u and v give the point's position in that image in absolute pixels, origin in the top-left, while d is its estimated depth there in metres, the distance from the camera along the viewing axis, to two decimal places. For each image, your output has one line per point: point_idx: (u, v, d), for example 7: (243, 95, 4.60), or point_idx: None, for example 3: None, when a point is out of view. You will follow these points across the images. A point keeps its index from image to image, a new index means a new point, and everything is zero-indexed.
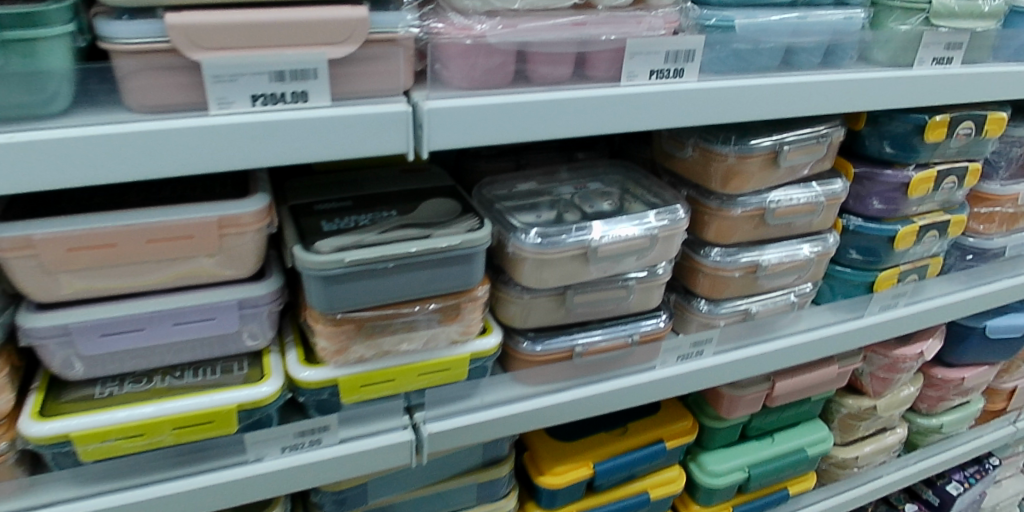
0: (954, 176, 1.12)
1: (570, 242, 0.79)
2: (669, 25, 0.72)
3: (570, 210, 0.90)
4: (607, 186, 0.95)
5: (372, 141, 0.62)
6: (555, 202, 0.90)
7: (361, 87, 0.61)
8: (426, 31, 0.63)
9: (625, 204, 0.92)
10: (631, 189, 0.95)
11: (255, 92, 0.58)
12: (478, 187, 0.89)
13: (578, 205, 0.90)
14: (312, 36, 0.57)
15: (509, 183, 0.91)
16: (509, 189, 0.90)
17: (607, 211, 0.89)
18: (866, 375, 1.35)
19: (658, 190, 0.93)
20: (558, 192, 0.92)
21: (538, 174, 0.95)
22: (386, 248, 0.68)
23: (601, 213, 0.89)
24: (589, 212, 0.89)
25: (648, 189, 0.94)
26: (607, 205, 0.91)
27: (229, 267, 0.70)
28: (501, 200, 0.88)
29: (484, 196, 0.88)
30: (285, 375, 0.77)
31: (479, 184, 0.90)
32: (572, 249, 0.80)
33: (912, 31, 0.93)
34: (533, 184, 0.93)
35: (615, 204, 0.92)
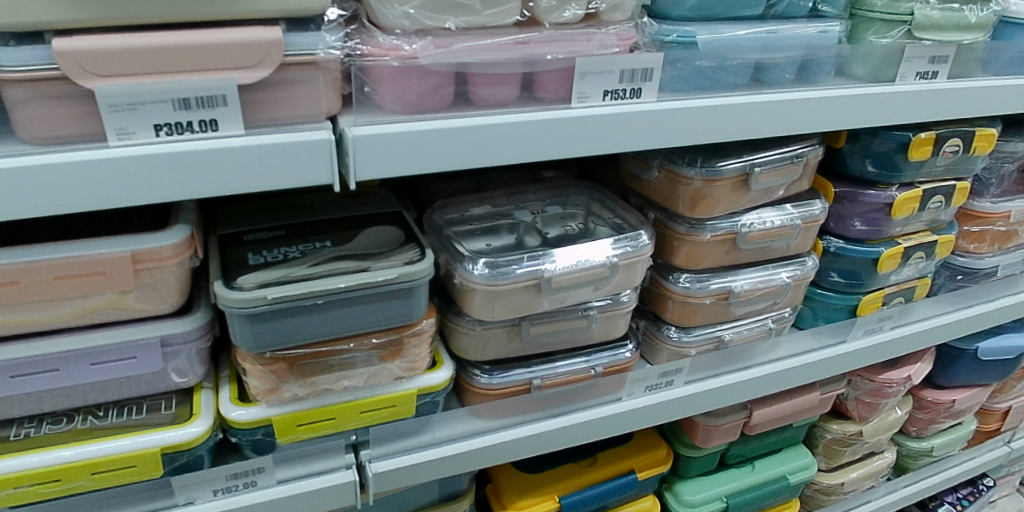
0: (941, 196, 1.07)
1: (521, 272, 0.76)
2: (623, 42, 0.67)
3: (530, 234, 0.85)
4: (571, 209, 0.90)
5: (292, 172, 0.57)
6: (513, 226, 0.86)
7: (279, 114, 0.57)
8: (353, 51, 0.59)
9: (588, 228, 0.87)
10: (596, 212, 0.90)
11: (159, 122, 0.53)
12: (430, 211, 0.85)
13: (537, 229, 0.86)
14: (218, 60, 0.52)
15: (464, 206, 0.87)
16: (463, 213, 0.86)
17: (567, 235, 0.85)
18: (851, 400, 1.32)
19: (624, 211, 0.88)
20: (517, 215, 0.87)
21: (497, 196, 0.91)
22: (314, 284, 0.63)
23: (561, 237, 0.84)
24: (549, 237, 0.85)
25: (613, 211, 0.89)
26: (567, 229, 0.86)
27: (149, 303, 0.65)
28: (454, 225, 0.83)
29: (435, 222, 0.83)
30: (216, 415, 0.72)
31: (431, 208, 0.85)
32: (524, 280, 0.76)
33: (893, 45, 0.87)
34: (490, 207, 0.88)
35: (577, 229, 0.87)
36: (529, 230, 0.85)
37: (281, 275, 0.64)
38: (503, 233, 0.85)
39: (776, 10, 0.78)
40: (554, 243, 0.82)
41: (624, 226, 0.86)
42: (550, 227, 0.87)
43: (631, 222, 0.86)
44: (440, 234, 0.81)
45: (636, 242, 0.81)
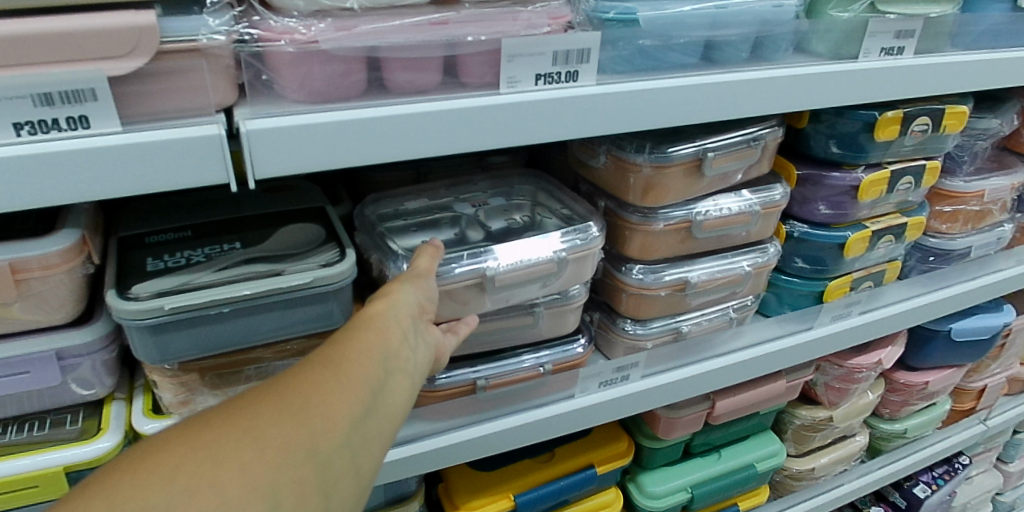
0: (910, 177, 1.02)
1: (460, 272, 0.71)
2: (555, 21, 0.62)
3: (473, 227, 0.80)
4: (519, 198, 0.85)
5: (180, 171, 0.51)
6: (455, 220, 0.80)
7: (160, 107, 0.51)
8: (243, 37, 0.53)
9: (535, 219, 0.82)
10: (546, 201, 0.85)
11: (17, 120, 0.47)
12: (361, 206, 0.79)
13: (486, 224, 0.80)
14: (80, 48, 0.46)
15: (404, 196, 0.82)
16: (396, 208, 0.80)
17: (514, 229, 0.80)
18: (820, 385, 1.29)
19: (577, 203, 0.83)
20: (460, 206, 0.82)
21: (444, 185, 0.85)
22: (218, 290, 0.58)
23: (509, 232, 0.79)
24: (493, 231, 0.80)
25: (568, 201, 0.84)
26: (514, 221, 0.81)
27: (39, 314, 0.60)
28: (388, 218, 0.79)
29: (366, 218, 0.78)
30: (126, 428, 0.67)
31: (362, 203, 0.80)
32: (465, 279, 0.72)
33: (854, 19, 0.82)
34: (427, 200, 0.83)
35: (523, 221, 0.81)
36: (472, 223, 0.80)
37: (182, 282, 0.60)
38: (442, 228, 0.79)
39: None
40: (500, 238, 0.78)
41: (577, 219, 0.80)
42: (493, 220, 0.81)
43: (582, 214, 0.81)
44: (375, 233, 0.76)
45: (588, 236, 0.77)
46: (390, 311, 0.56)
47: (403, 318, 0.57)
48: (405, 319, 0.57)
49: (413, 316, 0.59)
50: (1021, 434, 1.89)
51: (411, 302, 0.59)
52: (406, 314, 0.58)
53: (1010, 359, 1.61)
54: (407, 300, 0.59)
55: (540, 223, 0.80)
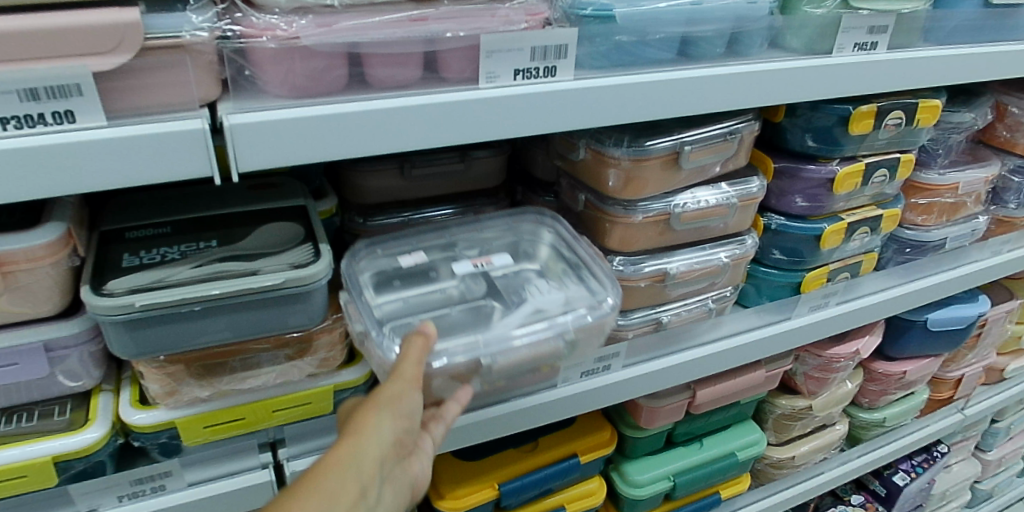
0: (885, 169, 1.05)
1: (452, 361, 0.68)
2: (533, 17, 0.63)
3: None
4: (526, 248, 0.83)
5: (164, 165, 0.52)
6: None
7: (144, 101, 0.52)
8: (225, 33, 0.54)
9: None
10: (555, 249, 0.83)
11: (4, 115, 0.48)
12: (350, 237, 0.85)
13: (490, 287, 0.77)
14: (64, 45, 0.47)
15: (406, 250, 0.80)
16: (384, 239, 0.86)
17: (521, 291, 0.77)
18: (800, 375, 1.32)
19: (590, 262, 0.80)
20: (462, 257, 0.80)
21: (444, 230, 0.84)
22: (190, 289, 0.59)
23: (513, 299, 0.75)
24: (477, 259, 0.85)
25: (579, 256, 0.81)
26: (520, 281, 0.78)
27: (26, 306, 0.60)
28: (382, 277, 0.77)
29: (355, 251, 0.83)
30: (114, 419, 0.69)
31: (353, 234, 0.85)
32: (461, 366, 0.68)
33: (827, 16, 0.84)
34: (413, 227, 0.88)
35: None
36: (478, 279, 0.78)
37: (158, 278, 0.60)
38: None
39: None
40: (502, 312, 0.74)
41: (588, 288, 0.77)
42: None
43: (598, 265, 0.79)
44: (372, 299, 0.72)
45: (599, 311, 0.73)
46: (359, 453, 0.53)
47: (370, 464, 0.53)
48: (374, 461, 0.54)
49: (385, 454, 0.55)
50: (999, 423, 1.92)
51: (382, 440, 0.55)
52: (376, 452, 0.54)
53: (987, 348, 1.64)
54: (378, 436, 0.55)
55: (548, 288, 0.77)
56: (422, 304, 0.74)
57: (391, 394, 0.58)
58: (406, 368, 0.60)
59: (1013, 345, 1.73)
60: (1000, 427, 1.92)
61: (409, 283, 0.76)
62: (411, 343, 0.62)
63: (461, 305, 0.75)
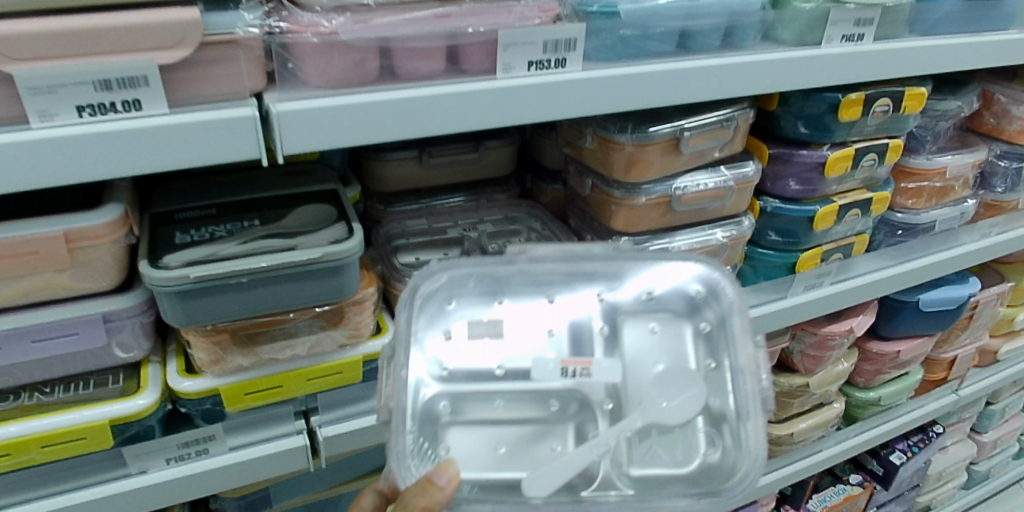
0: (874, 153, 1.11)
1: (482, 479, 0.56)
2: (545, 14, 0.69)
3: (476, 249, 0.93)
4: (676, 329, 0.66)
5: (219, 148, 0.59)
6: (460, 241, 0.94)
7: (202, 92, 0.58)
8: (273, 29, 0.61)
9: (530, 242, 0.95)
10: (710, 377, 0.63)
11: (81, 103, 0.54)
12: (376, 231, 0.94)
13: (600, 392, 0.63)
14: (135, 41, 0.54)
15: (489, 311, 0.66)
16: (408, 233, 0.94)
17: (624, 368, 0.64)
18: (797, 353, 1.38)
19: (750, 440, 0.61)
20: (588, 325, 0.66)
21: (546, 259, 0.66)
22: (237, 262, 0.65)
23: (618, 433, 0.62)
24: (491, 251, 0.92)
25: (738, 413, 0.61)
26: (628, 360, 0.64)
27: (88, 280, 0.67)
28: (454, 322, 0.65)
29: (383, 242, 0.92)
30: (162, 387, 0.74)
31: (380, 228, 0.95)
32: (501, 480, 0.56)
33: (816, 9, 0.89)
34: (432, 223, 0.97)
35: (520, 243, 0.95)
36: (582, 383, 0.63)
37: (208, 253, 0.67)
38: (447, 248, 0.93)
39: None
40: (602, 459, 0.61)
41: (723, 457, 0.61)
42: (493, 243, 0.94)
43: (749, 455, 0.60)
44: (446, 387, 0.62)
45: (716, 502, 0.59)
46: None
47: None
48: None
49: None
50: (994, 405, 1.98)
51: None
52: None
53: (980, 330, 1.69)
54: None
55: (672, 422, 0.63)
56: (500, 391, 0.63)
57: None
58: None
59: (1005, 327, 1.78)
60: (995, 408, 1.98)
61: (502, 352, 0.64)
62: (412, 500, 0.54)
63: (556, 428, 0.62)
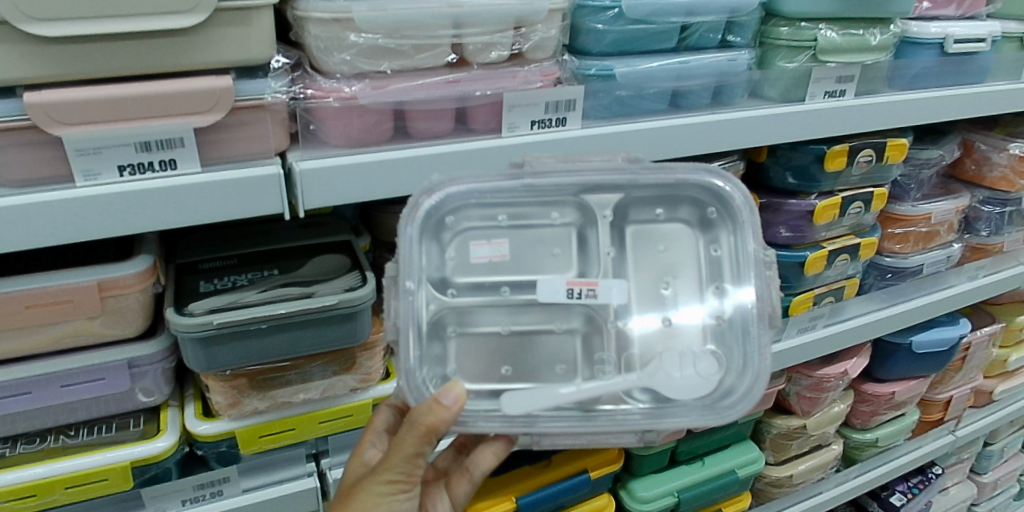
0: (860, 201, 1.16)
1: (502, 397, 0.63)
2: (546, 78, 0.74)
3: None
4: (684, 246, 0.70)
5: (246, 203, 0.63)
6: None
7: (232, 152, 0.64)
8: (298, 95, 0.66)
9: None
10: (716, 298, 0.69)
11: (122, 163, 0.59)
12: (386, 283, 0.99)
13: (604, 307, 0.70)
14: (173, 107, 0.59)
15: (496, 234, 0.68)
16: None
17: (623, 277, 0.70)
18: (793, 395, 1.41)
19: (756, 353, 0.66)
20: (596, 244, 0.70)
21: (556, 175, 0.65)
22: (258, 309, 0.69)
23: (623, 349, 0.69)
24: None
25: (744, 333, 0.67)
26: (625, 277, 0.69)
27: (117, 327, 0.70)
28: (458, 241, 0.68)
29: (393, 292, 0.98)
30: (181, 430, 0.77)
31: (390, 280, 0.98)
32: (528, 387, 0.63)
33: (800, 69, 0.95)
34: None
35: None
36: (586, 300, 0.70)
37: (230, 301, 0.71)
38: None
39: (688, 42, 0.86)
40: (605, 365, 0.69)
41: (727, 374, 0.67)
42: None
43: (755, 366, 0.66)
44: (460, 300, 0.68)
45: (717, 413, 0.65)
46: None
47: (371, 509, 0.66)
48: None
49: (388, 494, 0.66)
50: (993, 446, 1.99)
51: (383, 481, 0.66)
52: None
53: (974, 371, 1.72)
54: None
55: (672, 336, 0.69)
56: (512, 303, 0.69)
57: (402, 468, 0.65)
58: (418, 430, 0.62)
59: (998, 368, 1.81)
60: (994, 449, 1.99)
61: (509, 267, 0.68)
62: (419, 416, 0.61)
63: (565, 340, 0.70)
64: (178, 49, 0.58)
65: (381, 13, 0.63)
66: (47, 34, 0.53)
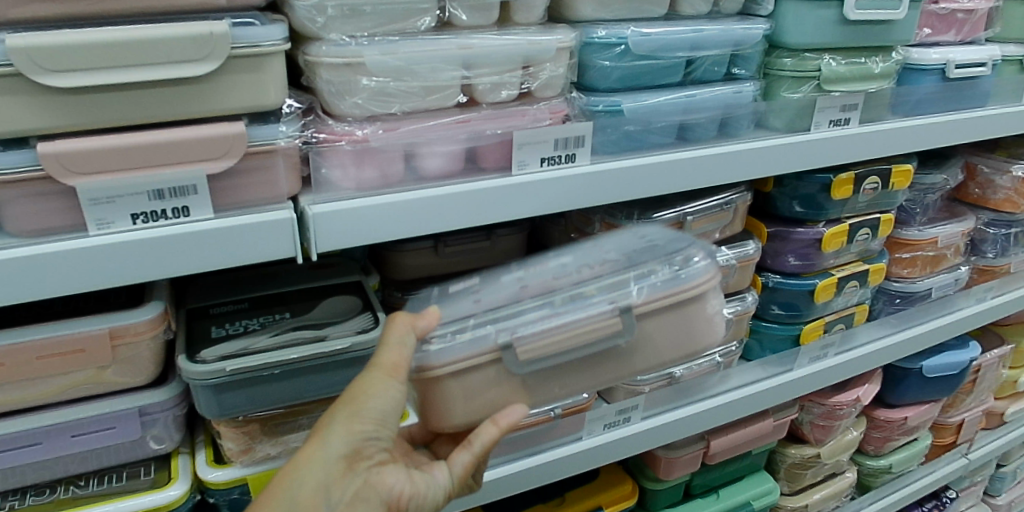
0: (867, 228, 1.15)
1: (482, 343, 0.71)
2: (555, 115, 0.75)
3: None
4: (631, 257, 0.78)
5: (258, 249, 0.63)
6: None
7: (244, 198, 0.63)
8: (310, 140, 0.66)
9: None
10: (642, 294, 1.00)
11: (135, 211, 0.59)
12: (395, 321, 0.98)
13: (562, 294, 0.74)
14: (186, 154, 0.59)
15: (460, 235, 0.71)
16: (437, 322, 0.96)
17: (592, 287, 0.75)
18: (807, 423, 1.39)
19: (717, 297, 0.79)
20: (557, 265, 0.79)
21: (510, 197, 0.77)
22: (270, 355, 0.69)
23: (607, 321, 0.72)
24: None
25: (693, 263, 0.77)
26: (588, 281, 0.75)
27: (128, 374, 0.70)
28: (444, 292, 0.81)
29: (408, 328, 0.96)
30: (192, 477, 0.76)
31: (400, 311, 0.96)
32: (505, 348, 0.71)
33: (804, 98, 0.96)
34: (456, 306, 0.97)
35: None
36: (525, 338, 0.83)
37: (242, 347, 0.70)
38: None
39: (694, 76, 0.86)
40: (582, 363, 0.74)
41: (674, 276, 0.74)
42: None
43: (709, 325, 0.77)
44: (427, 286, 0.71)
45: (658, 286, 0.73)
46: (358, 413, 0.60)
47: (371, 404, 0.61)
48: (367, 421, 0.61)
49: (387, 379, 0.62)
50: (1005, 467, 1.96)
51: (379, 367, 0.63)
52: (369, 409, 0.61)
53: (985, 393, 1.70)
54: (383, 397, 0.61)
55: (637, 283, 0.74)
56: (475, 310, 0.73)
57: (393, 355, 0.63)
58: (401, 329, 0.65)
59: (1009, 389, 1.79)
60: (1006, 471, 1.96)
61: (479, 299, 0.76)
62: (396, 320, 0.66)
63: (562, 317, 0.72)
64: (190, 96, 0.58)
65: (391, 57, 0.64)
66: (61, 85, 0.53)
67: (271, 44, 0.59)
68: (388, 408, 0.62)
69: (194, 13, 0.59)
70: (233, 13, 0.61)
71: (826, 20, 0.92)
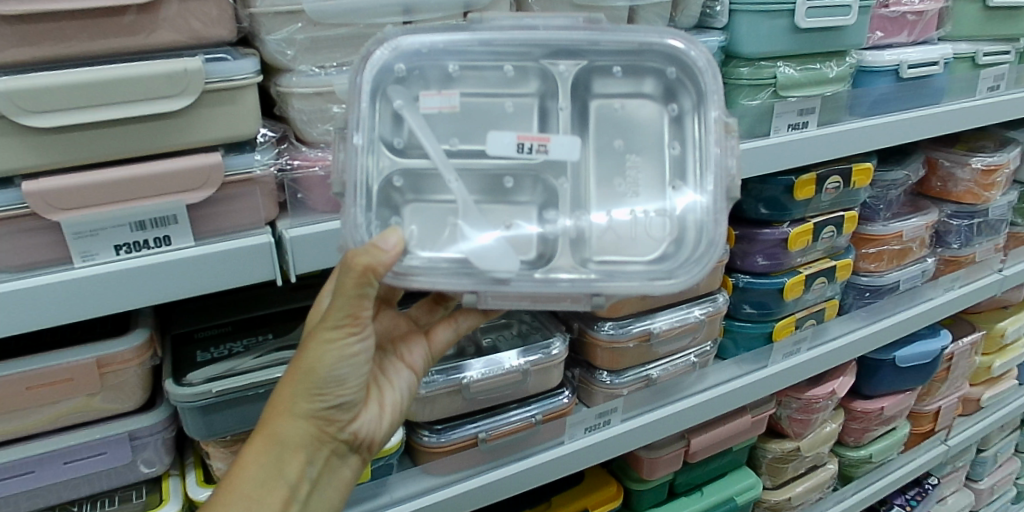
0: (831, 226, 1.20)
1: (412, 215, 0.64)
2: None
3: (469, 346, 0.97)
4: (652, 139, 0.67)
5: (239, 273, 0.66)
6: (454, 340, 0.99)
7: (223, 225, 0.66)
8: (284, 167, 0.69)
9: (525, 334, 0.99)
10: None
11: (118, 243, 0.61)
12: None
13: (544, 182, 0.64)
14: (165, 186, 0.61)
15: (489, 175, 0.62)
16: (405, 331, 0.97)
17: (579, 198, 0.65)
18: (785, 418, 1.43)
19: None
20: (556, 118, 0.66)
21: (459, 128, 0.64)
22: (255, 375, 0.72)
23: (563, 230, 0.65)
24: (483, 346, 0.97)
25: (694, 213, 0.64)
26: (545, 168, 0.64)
27: (115, 401, 0.72)
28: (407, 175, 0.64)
29: None
30: (183, 497, 0.78)
31: None
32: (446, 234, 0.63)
33: (762, 105, 1.00)
34: None
35: (513, 334, 0.99)
36: (525, 349, 0.95)
37: (226, 369, 0.73)
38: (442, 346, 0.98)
39: None
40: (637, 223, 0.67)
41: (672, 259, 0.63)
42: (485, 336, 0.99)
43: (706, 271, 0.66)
44: (424, 162, 0.64)
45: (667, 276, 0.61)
46: (311, 381, 0.62)
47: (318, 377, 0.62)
48: (324, 390, 0.63)
49: (343, 350, 0.62)
50: (985, 452, 2.00)
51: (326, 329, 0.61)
52: (330, 376, 0.62)
53: (959, 380, 1.75)
54: (336, 364, 0.62)
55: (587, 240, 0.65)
56: (511, 98, 0.65)
57: (349, 311, 0.60)
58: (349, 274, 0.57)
59: (983, 374, 1.84)
60: (987, 455, 2.00)
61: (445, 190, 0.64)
62: (356, 269, 0.56)
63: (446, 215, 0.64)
64: (166, 129, 0.60)
65: None
66: (44, 125, 0.55)
67: (243, 78, 0.62)
68: (346, 371, 0.63)
69: (167, 51, 0.62)
70: (204, 49, 0.64)
71: (779, 29, 0.96)
